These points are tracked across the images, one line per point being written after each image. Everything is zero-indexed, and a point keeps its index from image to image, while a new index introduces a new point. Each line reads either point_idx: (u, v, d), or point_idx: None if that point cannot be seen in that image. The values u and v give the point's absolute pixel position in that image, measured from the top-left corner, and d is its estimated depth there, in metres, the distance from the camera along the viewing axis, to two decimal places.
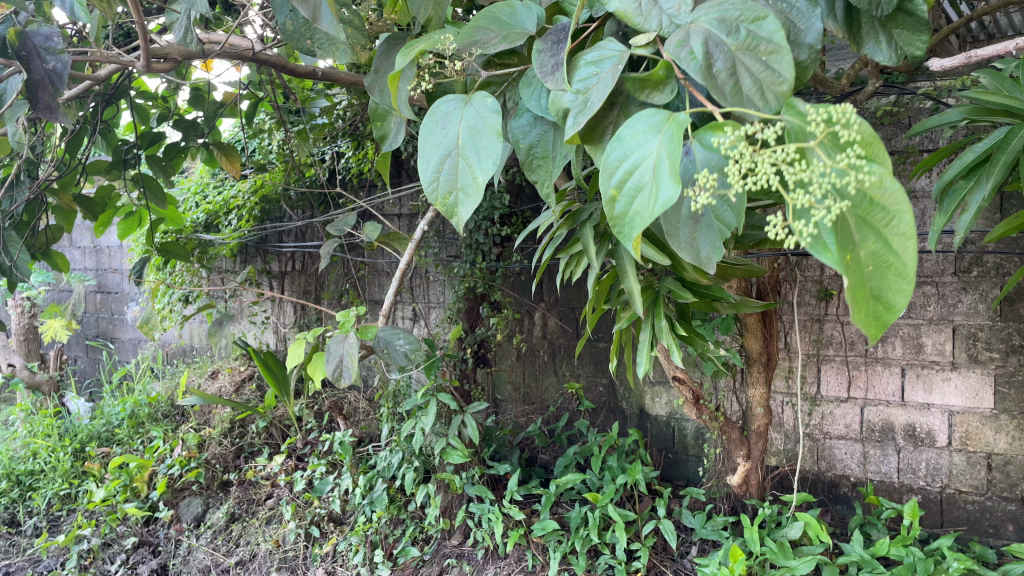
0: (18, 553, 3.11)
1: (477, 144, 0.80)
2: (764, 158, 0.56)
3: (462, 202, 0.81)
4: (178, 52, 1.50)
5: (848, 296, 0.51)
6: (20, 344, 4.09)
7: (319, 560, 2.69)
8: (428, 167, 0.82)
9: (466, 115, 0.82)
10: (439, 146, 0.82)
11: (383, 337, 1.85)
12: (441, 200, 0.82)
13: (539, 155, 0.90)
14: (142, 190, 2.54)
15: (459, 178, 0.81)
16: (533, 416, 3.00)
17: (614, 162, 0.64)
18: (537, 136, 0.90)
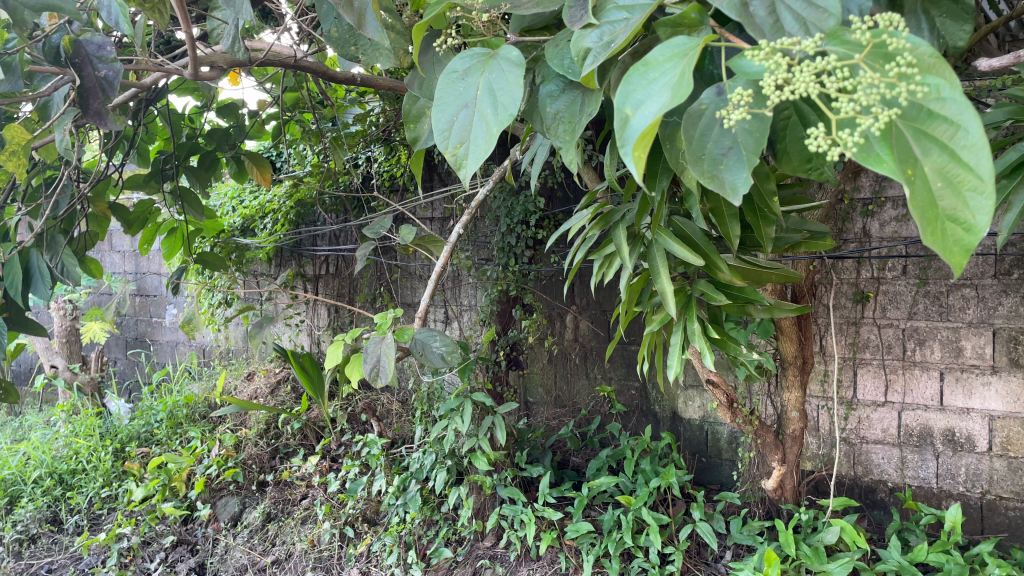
0: (60, 550, 3.17)
1: (496, 98, 0.78)
2: (806, 70, 0.58)
3: (470, 152, 0.77)
4: (225, 61, 1.53)
5: (914, 212, 0.53)
6: (63, 346, 4.18)
7: (353, 560, 2.72)
8: (443, 118, 0.80)
9: (488, 71, 0.81)
10: (456, 99, 0.80)
11: (419, 340, 1.86)
12: (450, 148, 0.78)
13: (564, 120, 0.87)
14: (181, 204, 2.58)
15: (473, 131, 0.78)
16: (565, 418, 3.01)
17: (636, 84, 0.63)
18: (565, 102, 0.87)
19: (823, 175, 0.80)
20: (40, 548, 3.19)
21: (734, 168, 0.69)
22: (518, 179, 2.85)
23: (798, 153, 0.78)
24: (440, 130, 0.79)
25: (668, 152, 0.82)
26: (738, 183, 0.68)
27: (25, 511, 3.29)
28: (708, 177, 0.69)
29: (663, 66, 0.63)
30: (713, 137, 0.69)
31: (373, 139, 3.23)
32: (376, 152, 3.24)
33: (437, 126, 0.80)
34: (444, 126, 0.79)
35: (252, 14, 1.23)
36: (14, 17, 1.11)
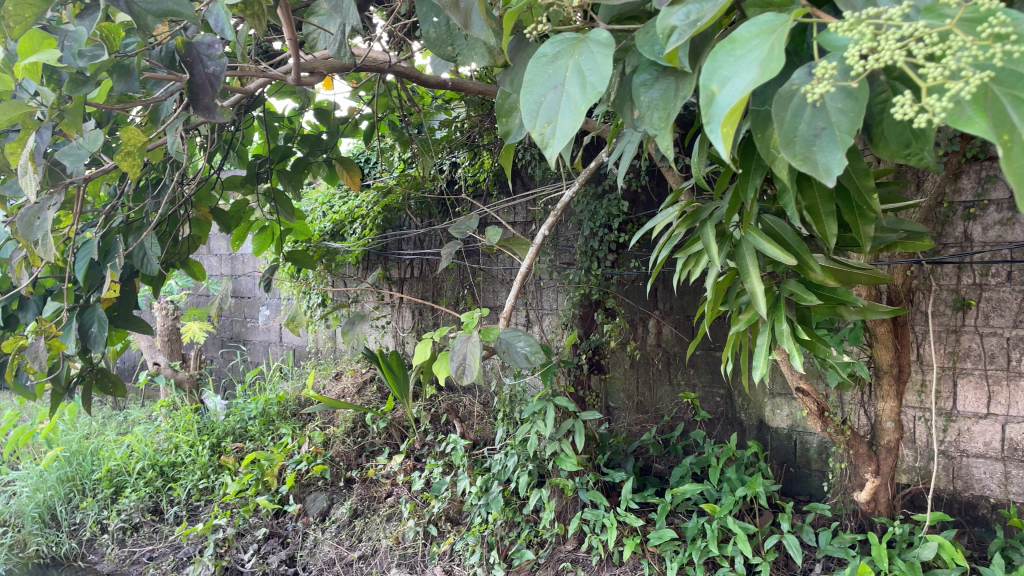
0: (160, 539, 3.35)
1: (585, 80, 0.78)
2: (892, 35, 0.59)
3: (557, 131, 0.77)
4: (327, 65, 1.58)
5: (1005, 172, 0.53)
6: (165, 344, 4.36)
7: (437, 558, 2.76)
8: (532, 99, 0.80)
9: (578, 53, 0.81)
10: (545, 81, 0.81)
11: (504, 339, 1.88)
12: (537, 128, 0.78)
13: (659, 108, 0.86)
14: (274, 206, 2.67)
15: (561, 112, 0.78)
16: (648, 424, 2.97)
17: (724, 60, 0.64)
18: (659, 90, 0.87)
19: (922, 163, 0.76)
20: (142, 537, 3.39)
21: (827, 149, 0.67)
22: (602, 183, 2.85)
23: (896, 136, 0.76)
24: (528, 111, 0.80)
25: (760, 142, 0.80)
26: (831, 163, 0.66)
27: (129, 501, 3.51)
28: (800, 160, 0.68)
29: (750, 43, 0.63)
30: (805, 118, 0.68)
31: (459, 145, 3.28)
32: (461, 157, 3.29)
33: (526, 107, 0.80)
34: (532, 107, 0.80)
35: (356, 17, 1.27)
36: (140, 22, 1.14)
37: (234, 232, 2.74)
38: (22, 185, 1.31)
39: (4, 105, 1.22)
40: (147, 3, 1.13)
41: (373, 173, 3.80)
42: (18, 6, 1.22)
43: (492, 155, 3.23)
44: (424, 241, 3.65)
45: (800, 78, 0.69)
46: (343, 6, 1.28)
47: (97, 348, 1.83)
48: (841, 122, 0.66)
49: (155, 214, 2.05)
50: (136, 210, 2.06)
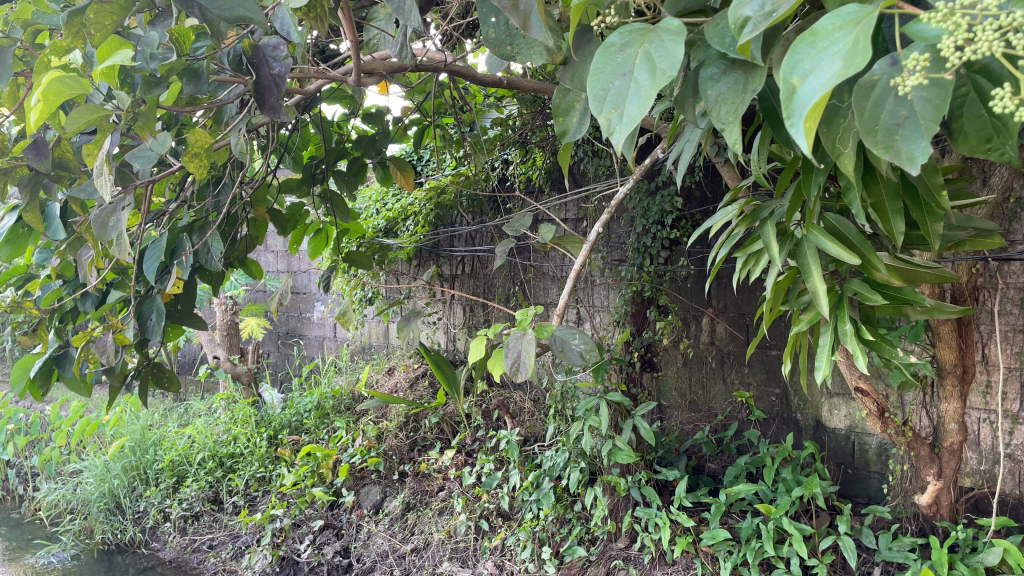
0: (220, 528, 3.47)
1: (654, 66, 0.78)
2: (988, 26, 0.59)
3: (624, 117, 0.77)
4: (384, 63, 1.60)
5: None
6: (224, 338, 4.45)
7: (488, 553, 2.79)
8: (600, 85, 0.80)
9: (647, 42, 0.81)
10: (615, 67, 0.81)
11: (559, 336, 1.89)
12: (604, 114, 0.78)
13: (727, 101, 0.85)
14: (330, 206, 2.70)
15: (628, 98, 0.77)
16: (701, 423, 2.93)
17: (807, 54, 0.62)
18: (727, 84, 0.86)
19: (1003, 159, 0.73)
20: (203, 525, 3.52)
21: (910, 139, 0.66)
22: (655, 180, 2.83)
23: (976, 129, 0.74)
24: (596, 97, 0.80)
25: (827, 136, 0.79)
26: (914, 152, 0.65)
27: (191, 490, 3.64)
28: (882, 149, 0.67)
29: (833, 35, 0.62)
30: (888, 107, 0.67)
31: (510, 142, 3.29)
32: (513, 155, 3.30)
33: (593, 93, 0.80)
34: (600, 93, 0.80)
35: (419, 19, 1.29)
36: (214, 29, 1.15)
37: (292, 230, 2.79)
38: (96, 185, 1.35)
39: (82, 109, 1.26)
40: (220, 9, 1.11)
41: (426, 171, 3.84)
42: (98, 15, 1.24)
43: (544, 152, 3.23)
44: (475, 238, 3.67)
45: (882, 68, 0.68)
46: (407, 9, 1.30)
47: (153, 337, 1.85)
48: (924, 113, 0.64)
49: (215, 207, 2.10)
50: (198, 208, 2.10)
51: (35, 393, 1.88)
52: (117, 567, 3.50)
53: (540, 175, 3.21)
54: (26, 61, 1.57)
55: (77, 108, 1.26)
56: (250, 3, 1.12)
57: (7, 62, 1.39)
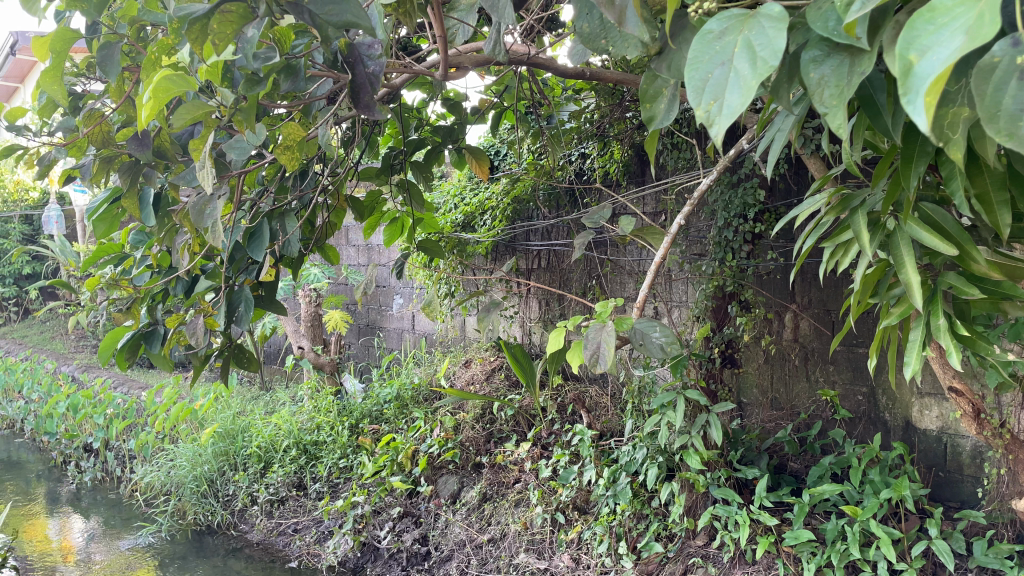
0: (305, 512, 3.63)
1: (755, 55, 0.76)
2: None
3: (724, 107, 0.74)
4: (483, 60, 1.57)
5: None
6: (308, 329, 4.58)
7: (564, 546, 2.80)
8: (697, 76, 0.79)
9: (748, 28, 0.79)
10: (714, 57, 0.79)
11: (639, 329, 1.87)
12: (702, 105, 0.76)
13: (831, 84, 0.82)
14: (406, 196, 2.67)
15: (728, 89, 0.75)
16: (782, 421, 2.84)
17: (926, 31, 0.59)
18: (831, 67, 0.83)
19: None
20: (289, 510, 3.68)
21: None
22: (737, 172, 2.77)
23: None
24: (693, 89, 0.78)
25: (933, 122, 0.76)
26: None
27: (277, 476, 3.79)
28: (1004, 136, 0.61)
29: (955, 11, 0.58)
30: (1010, 91, 0.61)
31: (588, 135, 3.28)
32: (592, 149, 3.29)
33: (691, 84, 0.79)
34: (698, 84, 0.78)
35: (513, 14, 1.30)
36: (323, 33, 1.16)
37: (367, 220, 2.77)
38: (200, 178, 1.40)
39: (189, 105, 1.30)
40: (328, 16, 1.12)
41: (503, 165, 3.85)
42: (222, 24, 1.19)
43: (622, 145, 3.21)
44: (552, 231, 3.66)
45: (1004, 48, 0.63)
46: (501, 6, 1.31)
47: (241, 325, 1.86)
48: None
49: (297, 199, 2.12)
50: (281, 200, 2.12)
51: (121, 362, 1.91)
52: (208, 547, 3.69)
53: (617, 169, 3.19)
54: (134, 57, 1.66)
55: (184, 105, 1.31)
56: (359, 9, 1.12)
57: (115, 58, 1.46)
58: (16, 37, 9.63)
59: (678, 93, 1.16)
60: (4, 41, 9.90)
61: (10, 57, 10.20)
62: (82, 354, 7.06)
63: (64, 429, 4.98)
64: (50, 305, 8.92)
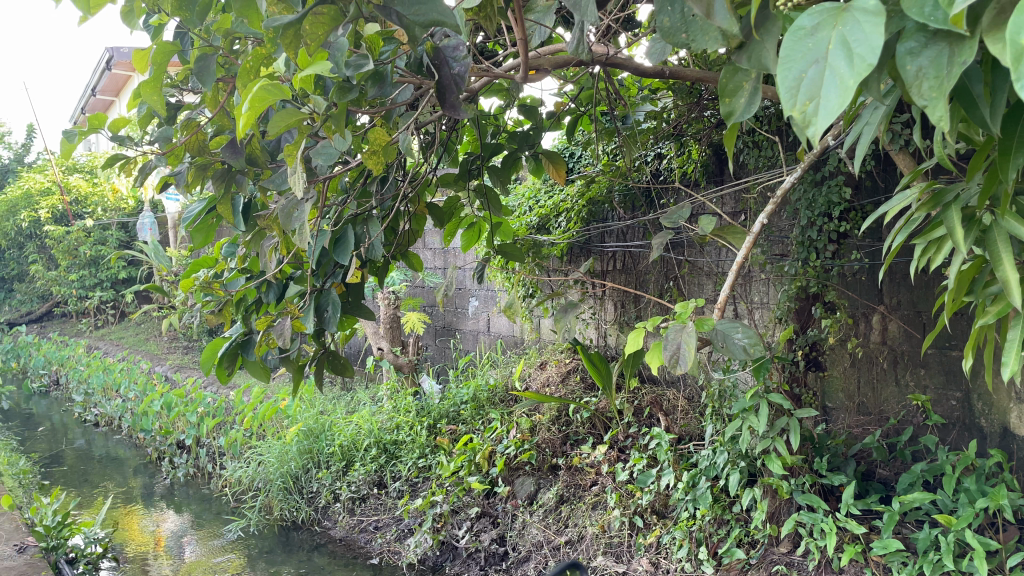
0: (385, 510, 3.71)
1: (851, 52, 0.74)
2: None
3: (821, 107, 0.74)
4: (564, 59, 1.57)
5: None
6: (387, 331, 4.67)
7: (643, 550, 2.78)
8: (791, 76, 0.77)
9: (842, 23, 0.76)
10: (807, 56, 0.77)
11: (720, 330, 1.84)
12: (798, 106, 0.76)
13: (930, 76, 0.79)
14: (483, 202, 2.63)
15: (824, 87, 0.75)
16: (870, 427, 2.74)
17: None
18: (929, 58, 0.80)
19: None
20: (370, 507, 3.77)
21: None
22: (821, 169, 2.69)
23: None
24: (788, 89, 0.77)
25: None
26: None
27: (359, 474, 3.88)
28: None
29: None
30: None
31: (665, 135, 3.24)
32: (668, 149, 3.26)
33: (785, 84, 0.78)
34: (792, 84, 0.77)
35: (597, 14, 1.30)
36: (411, 34, 1.18)
37: (445, 226, 2.73)
38: (293, 183, 1.44)
39: (282, 114, 1.35)
40: (416, 15, 1.15)
41: (578, 166, 3.84)
42: (314, 26, 1.28)
43: (700, 144, 3.16)
44: (627, 233, 3.63)
45: None
46: (583, 5, 1.31)
47: (329, 328, 1.90)
48: None
49: (378, 204, 2.16)
50: (361, 205, 2.16)
51: (220, 373, 1.96)
52: (293, 542, 3.81)
53: (695, 169, 3.15)
54: (228, 68, 1.74)
55: (277, 113, 1.35)
56: (442, 8, 1.13)
57: (211, 69, 1.53)
58: (112, 53, 10.11)
59: (760, 87, 1.13)
60: (100, 56, 10.41)
61: (107, 72, 10.73)
62: (174, 354, 7.37)
63: (158, 426, 5.22)
64: (145, 307, 9.34)
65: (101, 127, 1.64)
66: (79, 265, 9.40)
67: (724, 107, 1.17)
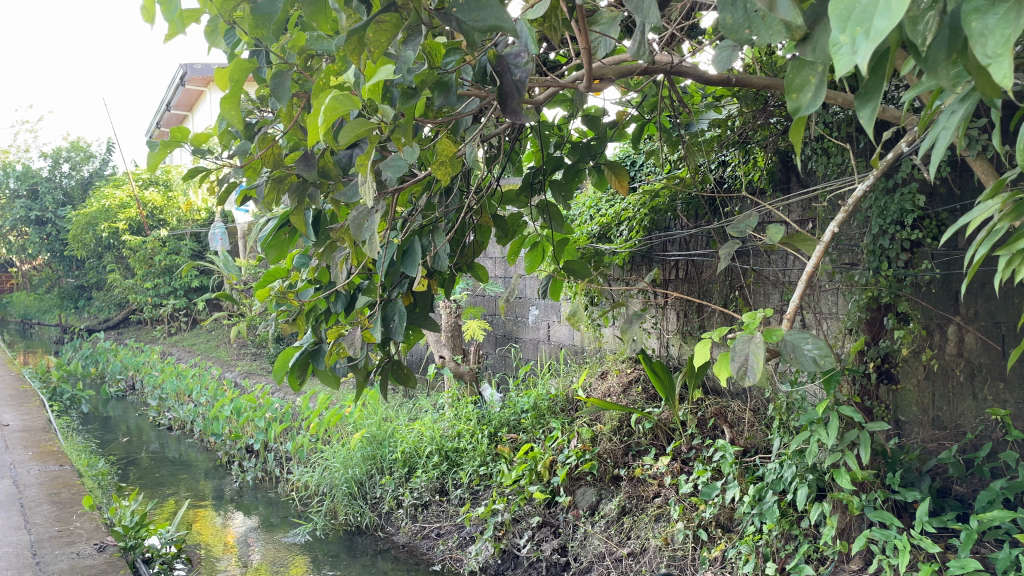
0: (447, 517, 3.75)
1: None
2: None
3: (870, 35, 0.69)
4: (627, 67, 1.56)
5: None
6: (449, 339, 4.72)
7: (707, 564, 2.74)
8: (843, 5, 0.72)
9: None
10: None
11: (790, 341, 1.81)
12: (847, 34, 0.72)
13: (996, 33, 0.73)
14: (546, 219, 2.62)
15: (874, 15, 0.69)
16: (946, 442, 2.64)
17: None
18: (997, 17, 0.74)
19: None
20: (432, 514, 3.81)
21: None
22: (894, 176, 2.62)
23: None
24: (838, 18, 0.73)
25: None
26: None
27: (421, 481, 3.92)
28: None
29: None
30: None
31: (730, 143, 3.21)
32: (733, 157, 3.21)
33: (836, 14, 0.73)
34: (843, 12, 0.72)
35: (659, 17, 1.28)
36: (471, 40, 1.20)
37: (510, 246, 2.74)
38: (364, 192, 1.48)
39: (353, 124, 1.38)
40: (474, 21, 1.16)
41: (640, 175, 3.82)
42: (376, 34, 1.34)
43: (766, 151, 3.11)
44: (690, 242, 3.58)
45: None
46: (644, 6, 1.29)
47: (396, 337, 1.93)
48: None
49: (443, 215, 2.19)
50: (428, 217, 2.19)
51: (293, 382, 2.04)
52: (358, 547, 3.89)
53: (761, 177, 3.10)
54: (302, 85, 1.79)
55: (348, 123, 1.39)
56: (502, 13, 1.14)
57: (286, 84, 1.58)
58: (186, 69, 10.48)
59: (827, 80, 1.08)
60: (174, 72, 10.79)
61: (181, 87, 11.12)
62: (244, 360, 7.58)
63: (228, 431, 5.38)
64: (216, 315, 9.64)
65: (184, 141, 1.71)
66: (154, 273, 9.76)
67: (792, 105, 1.12)
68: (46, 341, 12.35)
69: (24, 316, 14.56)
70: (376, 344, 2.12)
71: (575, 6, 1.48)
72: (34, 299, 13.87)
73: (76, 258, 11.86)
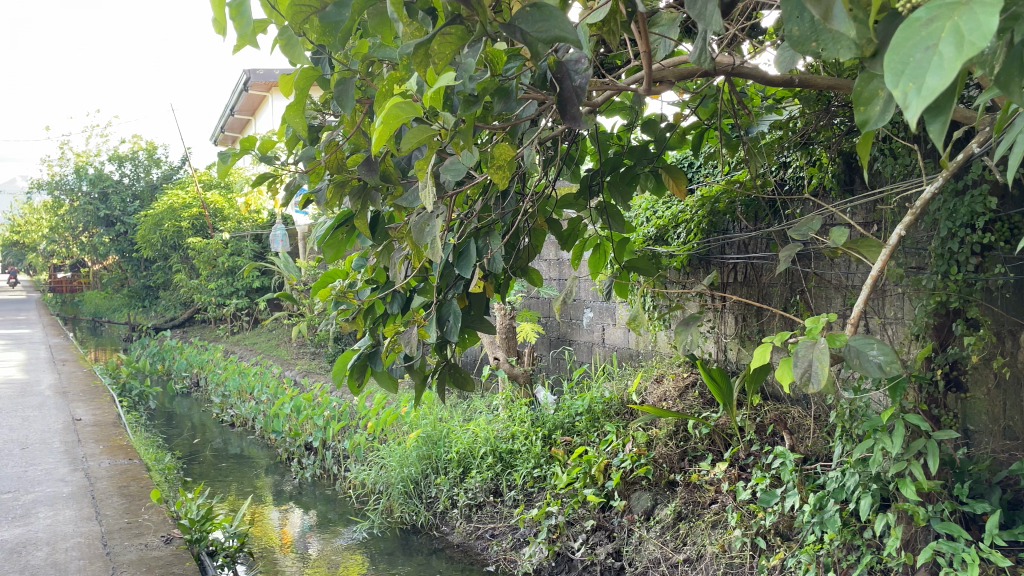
0: (501, 518, 3.76)
1: (963, 39, 0.66)
2: None
3: (922, 91, 0.67)
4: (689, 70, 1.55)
5: None
6: (504, 341, 4.75)
7: (766, 572, 2.70)
8: (899, 61, 0.70)
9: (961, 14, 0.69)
10: (921, 40, 0.69)
11: (854, 346, 1.77)
12: (899, 88, 0.69)
13: None
14: (606, 220, 2.62)
15: (929, 71, 0.67)
16: (1018, 453, 2.52)
17: None
18: None
19: None
20: (486, 515, 3.84)
21: None
22: (964, 177, 2.54)
23: None
24: (893, 73, 0.70)
25: None
26: None
27: (476, 481, 3.94)
28: None
29: None
30: None
31: (791, 145, 3.16)
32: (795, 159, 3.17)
33: (891, 69, 0.71)
34: (897, 67, 0.70)
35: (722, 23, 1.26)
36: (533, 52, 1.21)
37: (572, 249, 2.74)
38: (424, 197, 1.49)
39: (416, 130, 1.39)
40: (538, 32, 1.17)
41: (698, 177, 3.79)
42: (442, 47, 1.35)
43: (829, 152, 3.05)
44: (750, 244, 3.53)
45: None
46: (707, 14, 1.28)
47: (452, 338, 1.94)
48: None
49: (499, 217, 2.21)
50: (485, 219, 2.20)
51: (353, 385, 2.07)
52: (413, 546, 3.94)
53: (823, 179, 3.04)
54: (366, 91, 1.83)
55: (410, 129, 1.40)
56: (566, 24, 1.15)
57: (349, 92, 1.61)
58: (251, 75, 10.75)
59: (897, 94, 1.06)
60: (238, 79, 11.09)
61: (245, 93, 11.41)
62: (303, 359, 7.73)
63: (288, 428, 5.50)
64: (276, 315, 9.84)
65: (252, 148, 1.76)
66: (217, 274, 10.02)
67: (860, 117, 1.09)
68: (113, 338, 12.78)
69: (93, 314, 15.10)
70: (433, 346, 2.14)
71: (636, 10, 1.48)
72: (103, 298, 14.35)
73: (144, 258, 12.27)
